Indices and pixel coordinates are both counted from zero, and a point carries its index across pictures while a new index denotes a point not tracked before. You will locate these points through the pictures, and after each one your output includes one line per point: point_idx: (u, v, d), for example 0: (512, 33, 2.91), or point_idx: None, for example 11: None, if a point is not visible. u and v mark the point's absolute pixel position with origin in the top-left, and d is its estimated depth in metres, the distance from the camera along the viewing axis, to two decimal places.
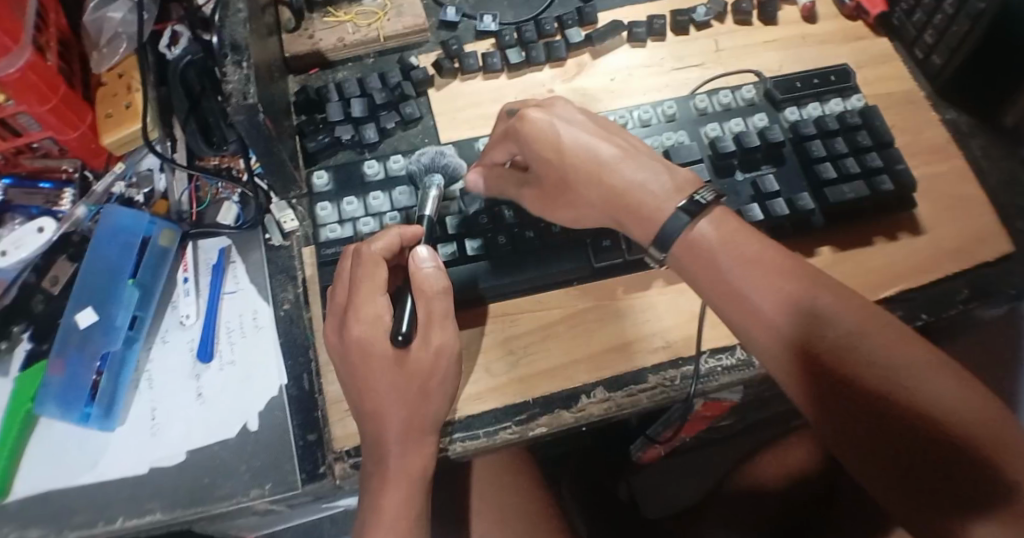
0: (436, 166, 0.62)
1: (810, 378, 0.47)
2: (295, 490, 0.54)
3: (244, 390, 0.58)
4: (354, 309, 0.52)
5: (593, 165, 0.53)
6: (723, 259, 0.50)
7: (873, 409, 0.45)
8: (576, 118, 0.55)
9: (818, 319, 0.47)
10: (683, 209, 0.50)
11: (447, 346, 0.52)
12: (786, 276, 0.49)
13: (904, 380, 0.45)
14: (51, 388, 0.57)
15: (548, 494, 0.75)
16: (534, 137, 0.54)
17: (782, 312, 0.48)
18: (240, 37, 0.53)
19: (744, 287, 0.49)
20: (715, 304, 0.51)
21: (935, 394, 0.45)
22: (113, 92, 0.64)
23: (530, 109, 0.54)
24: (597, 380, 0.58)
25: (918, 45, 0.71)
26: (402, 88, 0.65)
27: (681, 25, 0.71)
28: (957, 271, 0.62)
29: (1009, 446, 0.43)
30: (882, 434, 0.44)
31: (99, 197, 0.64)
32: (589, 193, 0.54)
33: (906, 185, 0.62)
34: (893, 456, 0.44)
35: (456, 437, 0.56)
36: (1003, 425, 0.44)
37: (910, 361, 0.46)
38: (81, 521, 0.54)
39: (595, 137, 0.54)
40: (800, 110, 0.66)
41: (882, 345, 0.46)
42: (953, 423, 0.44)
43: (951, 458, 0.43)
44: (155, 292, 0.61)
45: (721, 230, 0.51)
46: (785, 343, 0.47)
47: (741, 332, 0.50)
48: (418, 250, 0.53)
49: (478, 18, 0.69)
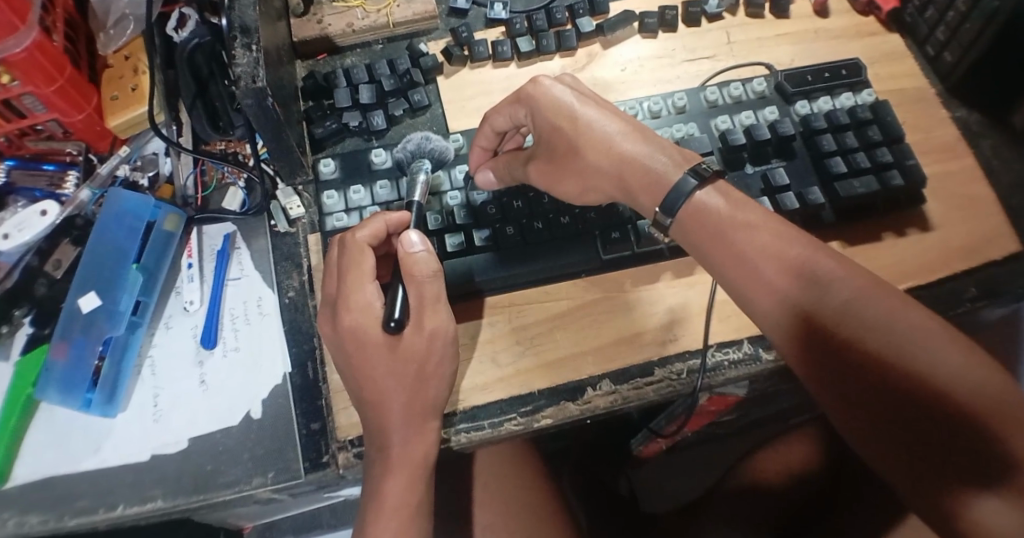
0: (423, 152, 0.61)
1: (811, 344, 0.47)
2: (298, 479, 0.54)
3: (249, 376, 0.58)
4: (344, 299, 0.52)
5: (602, 135, 0.54)
6: (727, 227, 0.50)
7: (876, 377, 0.45)
8: (587, 92, 0.57)
9: (822, 284, 0.47)
10: (690, 173, 0.51)
11: (441, 331, 0.52)
12: (791, 242, 0.49)
13: (908, 350, 0.45)
14: (53, 373, 0.56)
15: (550, 486, 0.74)
16: (547, 104, 0.55)
17: (784, 276, 0.48)
18: (250, 19, 0.52)
19: (748, 252, 0.49)
20: (717, 269, 0.51)
21: (939, 363, 0.44)
22: (119, 75, 0.64)
23: (544, 77, 0.56)
24: (603, 373, 0.57)
25: (930, 43, 0.71)
26: (411, 75, 0.64)
27: (693, 16, 0.70)
28: (964, 270, 0.61)
29: (1015, 421, 0.43)
30: (883, 403, 0.44)
31: (103, 181, 0.63)
32: (599, 160, 0.54)
33: (917, 181, 0.62)
34: (895, 428, 0.44)
35: (460, 428, 0.55)
36: (1007, 397, 0.44)
37: (915, 330, 0.45)
38: (82, 507, 0.53)
39: (605, 110, 0.55)
40: (811, 103, 0.65)
41: (886, 312, 0.46)
42: (956, 394, 0.43)
43: (953, 429, 0.43)
44: (160, 277, 0.60)
45: (729, 199, 0.51)
46: (788, 308, 0.48)
47: (743, 298, 0.50)
48: (407, 235, 0.52)
49: (489, 6, 0.69)
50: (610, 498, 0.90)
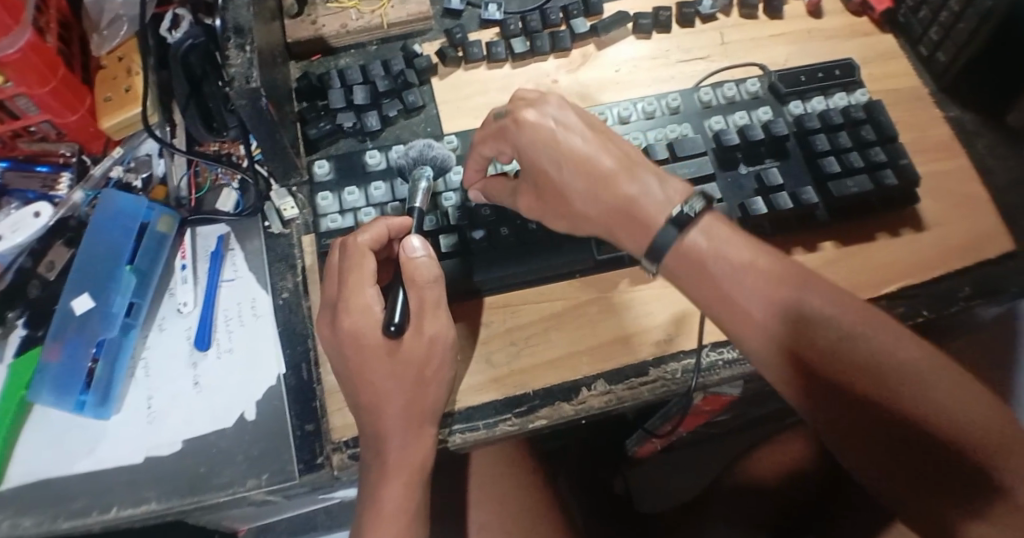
0: (424, 160, 0.60)
1: (805, 385, 0.47)
2: (292, 480, 0.54)
3: (242, 378, 0.57)
4: (344, 301, 0.51)
5: (590, 177, 0.52)
6: (717, 268, 0.49)
7: (870, 412, 0.45)
8: (574, 122, 0.54)
9: (811, 322, 0.47)
10: (672, 220, 0.50)
11: (441, 335, 0.52)
12: (781, 280, 0.48)
13: (899, 384, 0.45)
14: (48, 374, 0.56)
15: (547, 487, 0.74)
16: (531, 143, 0.53)
17: (774, 315, 0.48)
18: (243, 20, 0.53)
19: (738, 294, 0.48)
20: (710, 307, 0.50)
21: (931, 393, 0.45)
22: (112, 76, 0.64)
23: (525, 113, 0.53)
24: (598, 373, 0.57)
25: (924, 42, 0.71)
26: (405, 76, 0.64)
27: (687, 17, 0.70)
28: (960, 269, 0.62)
29: (1005, 445, 0.44)
30: (877, 437, 0.45)
31: (97, 182, 0.63)
32: (586, 206, 0.53)
33: (910, 180, 0.62)
34: (889, 457, 0.45)
35: (455, 429, 0.55)
36: (996, 420, 0.45)
37: (904, 361, 0.46)
38: (75, 510, 0.53)
39: (594, 146, 0.53)
40: (804, 104, 0.65)
41: (874, 344, 0.46)
42: (948, 422, 0.44)
43: (946, 456, 0.44)
44: (153, 278, 0.60)
45: (714, 239, 0.50)
46: (779, 345, 0.48)
47: (735, 335, 0.50)
48: (409, 240, 0.52)
49: (483, 7, 0.68)
50: (606, 501, 0.89)
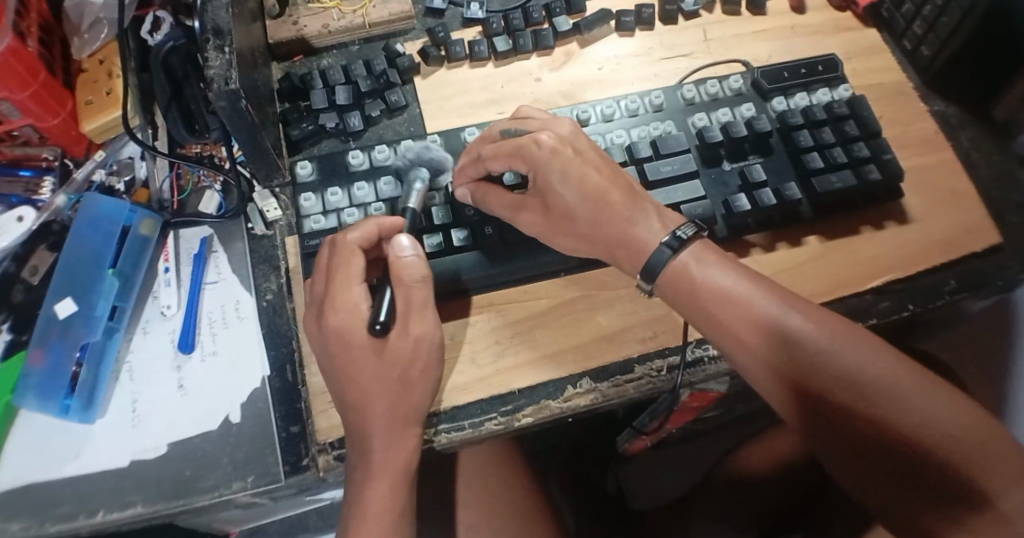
0: (421, 161, 0.61)
1: (792, 402, 0.49)
2: (278, 482, 0.54)
3: (228, 380, 0.57)
4: (330, 299, 0.51)
5: (598, 205, 0.54)
6: (702, 288, 0.51)
7: (857, 427, 0.46)
8: (589, 150, 0.56)
9: (793, 340, 0.48)
10: (665, 244, 0.52)
11: (428, 335, 0.52)
12: (763, 300, 0.50)
13: (883, 398, 0.46)
14: (31, 379, 0.56)
15: (537, 486, 0.74)
16: (547, 163, 0.54)
17: (757, 333, 0.49)
18: (222, 21, 0.52)
19: (723, 314, 0.50)
20: (699, 327, 0.52)
21: (911, 408, 0.46)
22: (93, 79, 0.63)
23: (543, 134, 0.55)
24: (583, 371, 0.57)
25: (907, 37, 0.71)
26: (388, 76, 0.64)
27: (670, 14, 0.70)
28: (946, 262, 0.62)
29: (984, 455, 0.45)
30: (864, 451, 0.46)
31: (79, 186, 0.63)
32: (591, 229, 0.55)
33: (894, 175, 0.62)
34: (875, 471, 0.46)
35: (441, 429, 0.55)
36: (977, 427, 0.46)
37: (883, 376, 0.47)
38: (61, 514, 0.53)
39: (606, 176, 0.55)
40: (787, 100, 0.65)
41: (855, 361, 0.47)
42: (932, 432, 0.46)
43: (928, 468, 0.45)
44: (136, 282, 0.60)
45: (703, 261, 0.52)
46: (763, 363, 0.49)
47: (723, 352, 0.51)
48: (399, 238, 0.53)
49: (466, 6, 0.68)
50: (597, 500, 0.89)
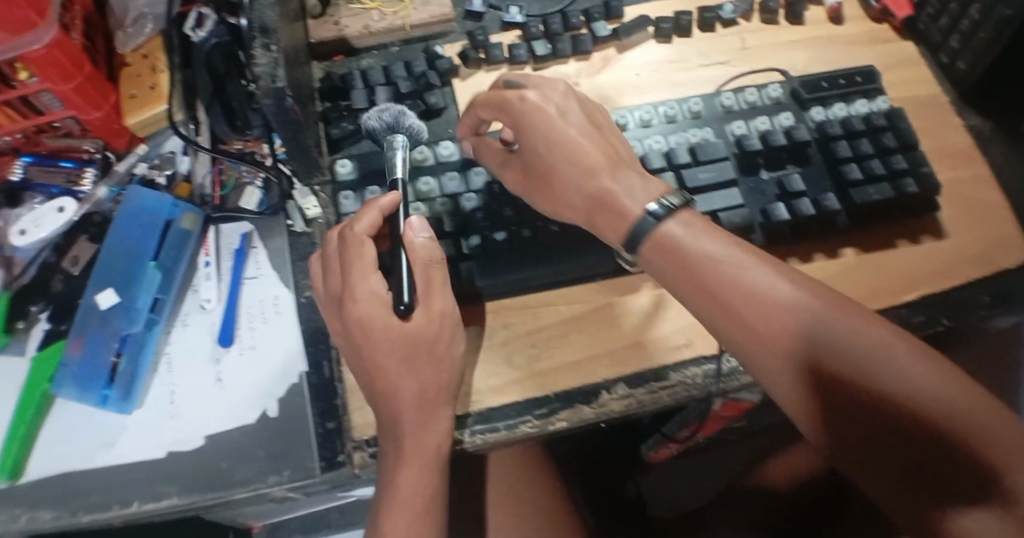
0: (400, 126, 0.60)
1: (795, 387, 0.46)
2: (314, 477, 0.54)
3: (265, 375, 0.58)
4: (349, 292, 0.51)
5: (578, 168, 0.54)
6: (690, 257, 0.49)
7: (853, 403, 0.44)
8: (575, 114, 0.57)
9: (782, 310, 0.46)
10: (649, 213, 0.50)
11: (447, 311, 0.54)
12: (752, 269, 0.48)
13: (879, 370, 0.44)
14: (69, 368, 0.56)
15: (563, 490, 0.74)
16: (530, 123, 0.56)
17: (746, 303, 0.47)
18: (269, 20, 0.51)
19: (712, 284, 0.48)
20: (694, 305, 0.50)
21: (909, 382, 0.44)
22: (136, 72, 0.65)
23: (530, 93, 0.56)
24: (618, 377, 0.57)
25: (943, 50, 0.71)
26: (427, 77, 0.65)
27: (708, 21, 0.70)
28: (978, 277, 0.62)
29: (991, 433, 0.42)
30: (861, 428, 0.44)
31: (121, 178, 0.64)
32: (569, 193, 0.55)
33: (932, 188, 0.62)
34: (873, 450, 0.44)
35: (474, 429, 0.55)
36: (987, 412, 0.43)
37: (878, 348, 0.45)
38: (95, 503, 0.54)
39: (589, 139, 0.55)
40: (826, 110, 0.65)
41: (847, 332, 0.45)
42: (935, 415, 0.43)
43: (930, 445, 0.42)
44: (177, 275, 0.60)
45: (692, 230, 0.50)
46: (753, 334, 0.47)
47: (713, 326, 0.49)
48: (412, 220, 0.54)
49: (505, 10, 0.69)
50: (618, 505, 0.89)
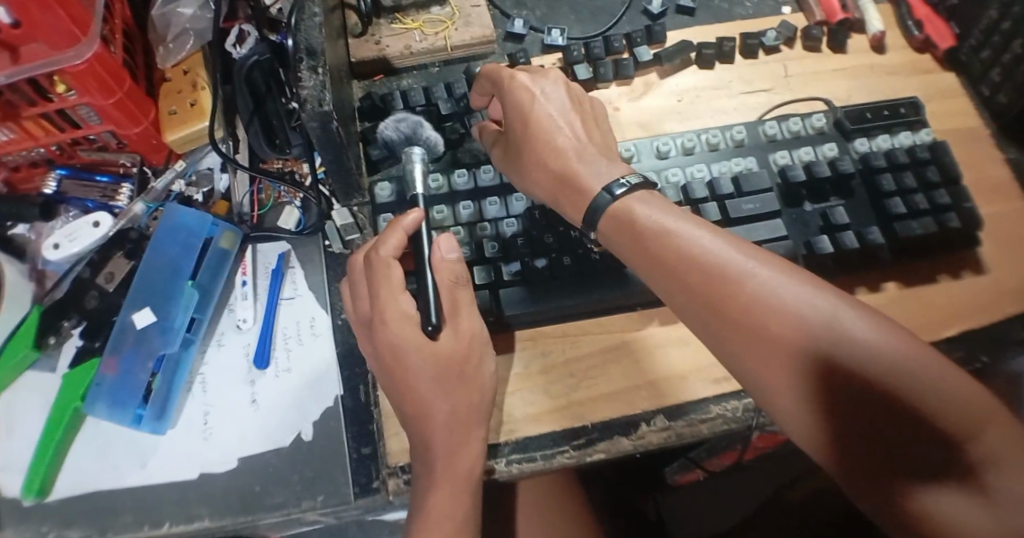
0: (417, 139, 0.61)
1: (750, 358, 0.43)
2: (347, 502, 0.54)
3: (300, 398, 0.57)
4: (380, 313, 0.51)
5: (549, 146, 0.54)
6: (644, 229, 0.48)
7: (804, 371, 0.41)
8: (561, 98, 0.57)
9: (728, 274, 0.44)
10: (606, 189, 0.50)
11: (475, 330, 0.52)
12: (700, 236, 0.46)
13: (829, 336, 0.41)
14: (103, 387, 0.55)
15: (591, 515, 0.73)
16: (513, 102, 0.56)
17: (694, 268, 0.45)
18: (315, 42, 0.50)
19: (662, 252, 0.47)
20: (646, 276, 0.48)
21: (862, 348, 0.41)
22: (177, 89, 0.64)
23: (521, 74, 0.57)
24: (657, 409, 0.57)
25: (985, 82, 0.70)
26: (467, 100, 0.64)
27: (750, 48, 0.70)
28: (1018, 313, 0.61)
29: (948, 400, 0.39)
30: (813, 398, 0.41)
31: (158, 195, 0.63)
32: (535, 171, 0.55)
33: (973, 223, 0.61)
34: (828, 421, 0.41)
35: (510, 459, 0.55)
36: (943, 378, 0.40)
37: (829, 312, 0.42)
38: (126, 523, 0.53)
39: (564, 120, 0.55)
40: (869, 141, 0.65)
41: (795, 297, 0.43)
42: (890, 381, 0.40)
43: (888, 414, 0.39)
44: (213, 294, 0.60)
45: (649, 205, 0.49)
46: (702, 301, 0.45)
47: (665, 294, 0.47)
48: (441, 240, 0.53)
49: (546, 32, 0.69)
50: None
